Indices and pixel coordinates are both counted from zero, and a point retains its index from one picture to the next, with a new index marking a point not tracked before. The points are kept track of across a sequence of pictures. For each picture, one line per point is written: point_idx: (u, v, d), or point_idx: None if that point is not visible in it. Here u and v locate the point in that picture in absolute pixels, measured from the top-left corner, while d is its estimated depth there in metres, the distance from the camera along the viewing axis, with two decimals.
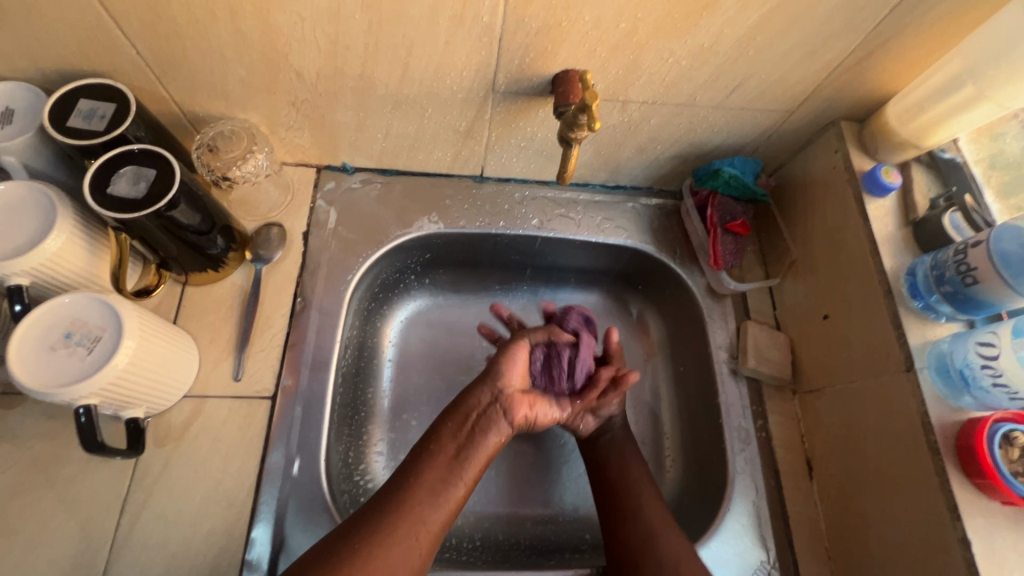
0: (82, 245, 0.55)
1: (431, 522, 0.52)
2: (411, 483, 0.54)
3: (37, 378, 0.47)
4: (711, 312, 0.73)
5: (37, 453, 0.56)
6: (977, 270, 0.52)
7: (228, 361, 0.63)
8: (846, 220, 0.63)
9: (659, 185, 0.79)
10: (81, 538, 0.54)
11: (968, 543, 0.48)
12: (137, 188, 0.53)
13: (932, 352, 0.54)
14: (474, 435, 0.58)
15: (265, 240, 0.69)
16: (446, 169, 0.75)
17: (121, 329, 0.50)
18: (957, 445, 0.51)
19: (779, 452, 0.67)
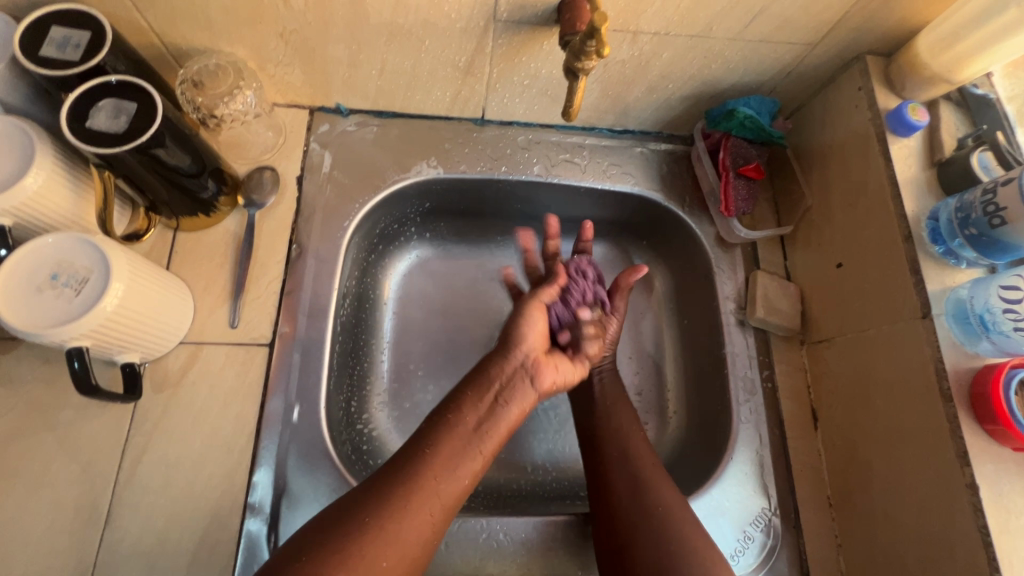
0: (65, 185, 0.53)
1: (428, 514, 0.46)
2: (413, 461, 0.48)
3: (23, 319, 0.45)
4: (720, 262, 0.71)
5: (34, 398, 0.55)
6: (1006, 210, 0.49)
7: (223, 308, 0.61)
8: (866, 163, 0.60)
9: (669, 129, 0.75)
10: (83, 480, 0.54)
11: (976, 489, 0.47)
12: (117, 122, 0.50)
13: (950, 299, 0.52)
14: (498, 409, 0.53)
15: (257, 185, 0.66)
16: (445, 111, 0.71)
17: (108, 271, 0.48)
18: (971, 391, 0.49)
19: (784, 403, 0.66)
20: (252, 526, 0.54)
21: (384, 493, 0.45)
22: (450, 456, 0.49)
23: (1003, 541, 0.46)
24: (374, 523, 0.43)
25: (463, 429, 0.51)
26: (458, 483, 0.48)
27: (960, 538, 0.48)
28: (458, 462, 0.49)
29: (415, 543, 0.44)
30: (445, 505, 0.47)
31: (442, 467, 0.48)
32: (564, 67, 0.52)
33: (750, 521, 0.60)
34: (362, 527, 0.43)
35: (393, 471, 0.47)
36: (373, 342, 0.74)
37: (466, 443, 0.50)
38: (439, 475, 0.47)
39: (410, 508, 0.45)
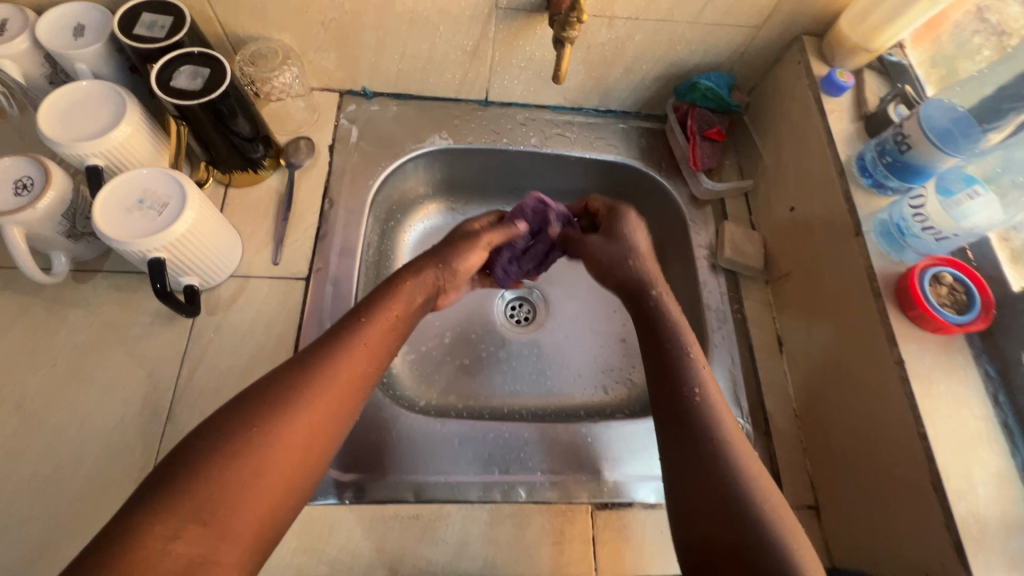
0: (145, 138, 0.64)
1: (337, 402, 0.49)
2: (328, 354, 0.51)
3: (116, 232, 0.56)
4: (693, 216, 0.82)
5: (107, 317, 0.65)
6: (911, 137, 0.60)
7: (267, 249, 0.72)
8: (807, 120, 0.72)
9: (646, 109, 0.88)
10: (149, 383, 0.63)
11: (903, 364, 0.56)
12: (195, 83, 0.62)
13: (877, 220, 0.62)
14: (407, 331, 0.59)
15: (295, 150, 0.78)
16: (454, 93, 0.84)
17: (184, 197, 0.59)
18: (896, 288, 0.59)
19: (752, 330, 0.76)
20: None
21: (282, 386, 0.47)
22: (354, 345, 0.53)
23: (926, 402, 0.54)
24: (269, 401, 0.46)
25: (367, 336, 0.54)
26: (342, 385, 0.50)
27: (895, 407, 0.56)
28: (359, 349, 0.53)
29: (311, 421, 0.47)
30: (346, 399, 0.50)
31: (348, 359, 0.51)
32: (554, 38, 0.65)
33: None
34: (250, 418, 0.45)
35: (300, 366, 0.49)
36: None
37: (359, 337, 0.53)
38: (337, 360, 0.51)
39: (308, 393, 0.48)
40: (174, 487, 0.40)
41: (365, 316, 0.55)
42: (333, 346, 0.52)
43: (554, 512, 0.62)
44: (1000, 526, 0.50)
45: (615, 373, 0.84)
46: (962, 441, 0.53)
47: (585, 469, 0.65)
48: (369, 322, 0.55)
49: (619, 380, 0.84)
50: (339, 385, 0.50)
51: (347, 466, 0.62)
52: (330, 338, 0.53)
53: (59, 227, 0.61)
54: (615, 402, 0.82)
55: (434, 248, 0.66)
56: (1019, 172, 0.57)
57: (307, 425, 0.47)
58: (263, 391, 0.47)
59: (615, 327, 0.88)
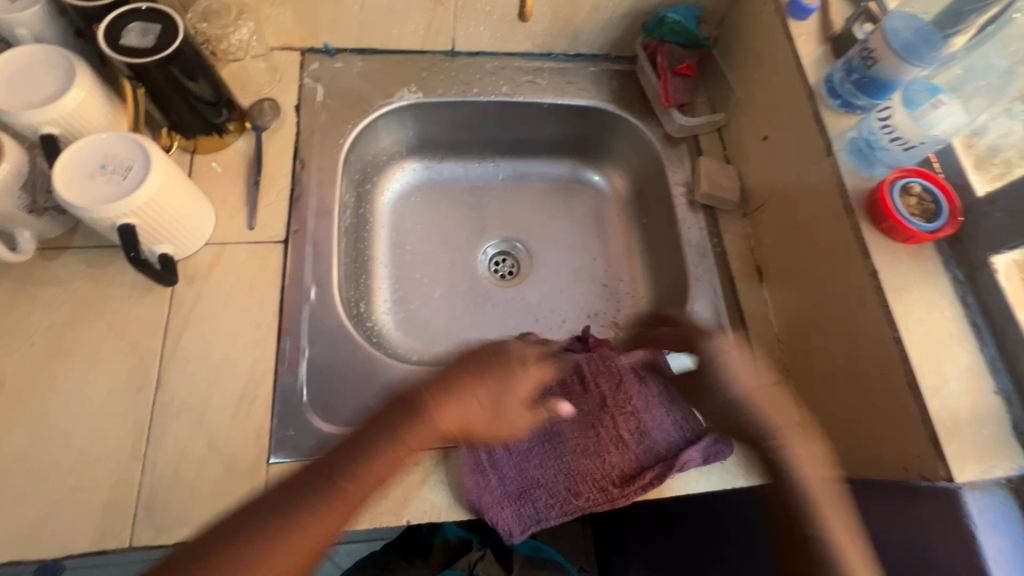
0: (101, 104, 0.61)
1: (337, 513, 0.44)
2: (334, 466, 0.46)
3: (76, 195, 0.54)
4: (669, 155, 0.83)
5: (83, 293, 0.64)
6: (876, 52, 0.61)
7: (241, 214, 0.70)
8: (775, 47, 0.72)
9: (616, 51, 0.87)
10: (134, 356, 0.62)
11: (877, 275, 0.58)
12: (145, 40, 0.59)
13: (847, 139, 0.64)
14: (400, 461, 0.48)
15: (260, 113, 0.75)
16: (420, 45, 0.82)
17: (147, 159, 0.57)
18: (868, 203, 0.61)
19: (732, 261, 0.77)
20: (285, 382, 0.63)
21: (277, 498, 0.43)
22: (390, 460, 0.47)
23: (900, 309, 0.56)
24: (279, 513, 0.43)
25: (383, 441, 0.47)
26: (349, 502, 0.45)
27: (869, 316, 0.58)
28: (383, 463, 0.47)
29: (348, 518, 0.44)
30: (356, 501, 0.45)
31: (359, 479, 0.45)
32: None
33: None
34: (244, 532, 0.41)
35: (318, 483, 0.45)
36: (373, 254, 0.84)
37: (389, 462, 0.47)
38: (344, 480, 0.45)
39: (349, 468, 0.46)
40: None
41: (411, 422, 0.48)
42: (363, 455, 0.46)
43: (552, 447, 0.64)
44: (972, 416, 0.53)
45: (601, 316, 0.86)
46: (933, 342, 0.55)
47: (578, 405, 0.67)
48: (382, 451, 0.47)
49: (605, 322, 0.86)
50: (352, 491, 0.45)
51: (346, 421, 0.63)
52: (350, 453, 0.46)
53: (19, 202, 0.59)
54: None
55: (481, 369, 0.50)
56: (981, 77, 0.59)
57: (324, 531, 0.43)
58: (264, 500, 0.44)
59: (596, 273, 0.89)
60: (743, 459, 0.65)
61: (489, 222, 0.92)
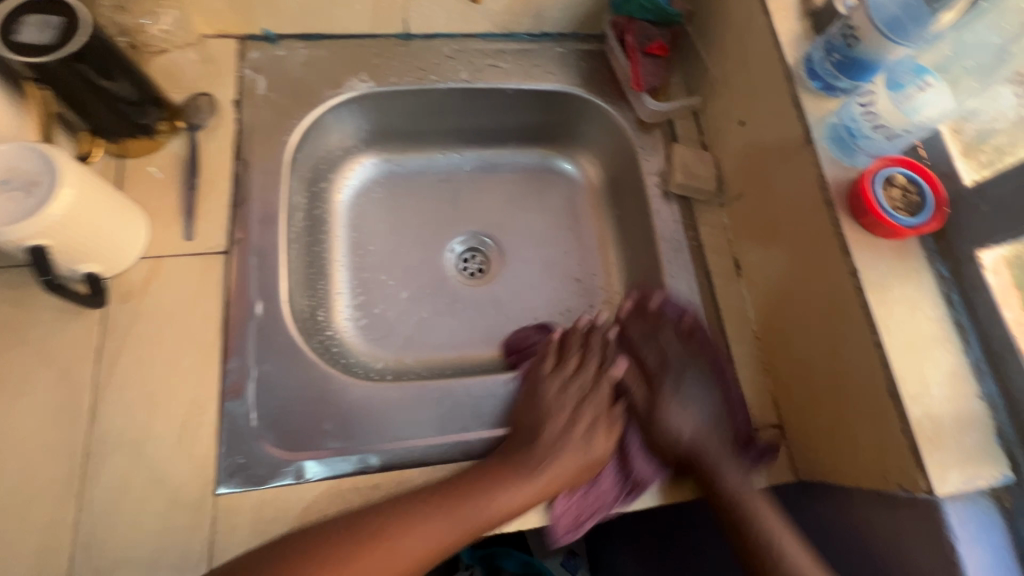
0: (8, 107, 0.55)
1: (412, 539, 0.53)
2: (389, 517, 0.54)
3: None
4: (642, 143, 0.78)
5: (4, 317, 0.58)
6: (858, 30, 0.56)
7: (177, 224, 0.65)
8: (752, 23, 0.67)
9: (584, 28, 0.81)
10: (64, 385, 0.57)
11: (857, 274, 0.54)
12: (44, 35, 0.52)
13: (826, 125, 0.59)
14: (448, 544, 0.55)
15: (195, 110, 0.69)
16: (369, 28, 0.75)
17: (55, 173, 0.51)
18: (848, 196, 0.56)
19: (709, 256, 0.73)
20: (232, 407, 0.59)
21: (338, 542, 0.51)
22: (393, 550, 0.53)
23: (881, 311, 0.53)
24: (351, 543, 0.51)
25: (413, 531, 0.54)
26: (419, 548, 0.54)
27: (849, 318, 0.55)
28: (428, 538, 0.54)
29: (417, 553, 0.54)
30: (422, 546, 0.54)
31: (408, 535, 0.53)
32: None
33: None
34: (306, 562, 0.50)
35: (384, 524, 0.53)
36: (332, 257, 0.79)
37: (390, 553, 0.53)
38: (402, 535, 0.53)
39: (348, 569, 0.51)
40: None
41: (457, 496, 0.56)
42: (513, 488, 0.58)
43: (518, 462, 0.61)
44: (955, 424, 0.50)
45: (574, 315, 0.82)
46: (915, 345, 0.52)
47: None
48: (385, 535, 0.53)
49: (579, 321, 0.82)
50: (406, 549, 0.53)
51: (299, 445, 0.59)
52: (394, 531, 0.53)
53: None
54: None
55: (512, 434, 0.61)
56: (970, 56, 0.56)
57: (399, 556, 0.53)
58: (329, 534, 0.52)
59: (568, 268, 0.85)
60: None
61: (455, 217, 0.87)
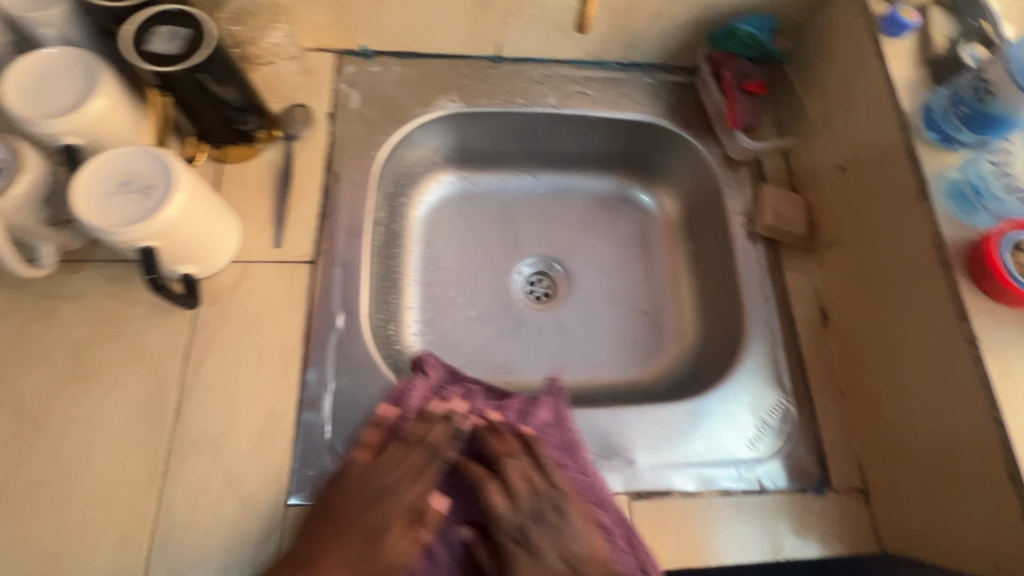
0: (125, 111, 0.57)
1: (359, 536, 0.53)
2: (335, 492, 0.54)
3: (99, 213, 0.51)
4: (728, 180, 0.76)
5: (104, 310, 0.61)
6: (993, 85, 0.54)
7: (268, 231, 0.66)
8: (863, 68, 0.64)
9: (674, 60, 0.79)
10: (153, 381, 0.59)
11: (976, 343, 0.51)
12: (172, 46, 0.55)
13: (945, 180, 0.56)
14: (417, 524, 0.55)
15: (292, 120, 0.71)
16: (463, 49, 0.76)
17: (172, 178, 0.53)
18: (969, 258, 0.53)
19: (795, 303, 0.70)
20: (308, 418, 0.59)
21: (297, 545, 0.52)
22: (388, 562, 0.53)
23: (1003, 384, 0.49)
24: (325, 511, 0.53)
25: (356, 488, 0.55)
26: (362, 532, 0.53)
27: (963, 388, 0.52)
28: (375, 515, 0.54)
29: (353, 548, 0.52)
30: (355, 523, 0.53)
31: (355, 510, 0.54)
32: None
33: (767, 410, 0.65)
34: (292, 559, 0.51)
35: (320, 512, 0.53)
36: (405, 271, 0.80)
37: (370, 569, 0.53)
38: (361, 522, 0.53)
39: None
40: None
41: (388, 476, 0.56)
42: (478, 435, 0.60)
43: None
44: None
45: (642, 350, 0.80)
46: None
47: (618, 457, 0.62)
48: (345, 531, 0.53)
49: (646, 356, 0.80)
50: (355, 526, 0.53)
51: None
52: (349, 489, 0.54)
53: (39, 215, 0.56)
54: (646, 383, 0.78)
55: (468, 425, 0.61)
56: None
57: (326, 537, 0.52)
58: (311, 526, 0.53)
59: (637, 300, 0.83)
60: (798, 528, 0.60)
61: (525, 240, 0.86)
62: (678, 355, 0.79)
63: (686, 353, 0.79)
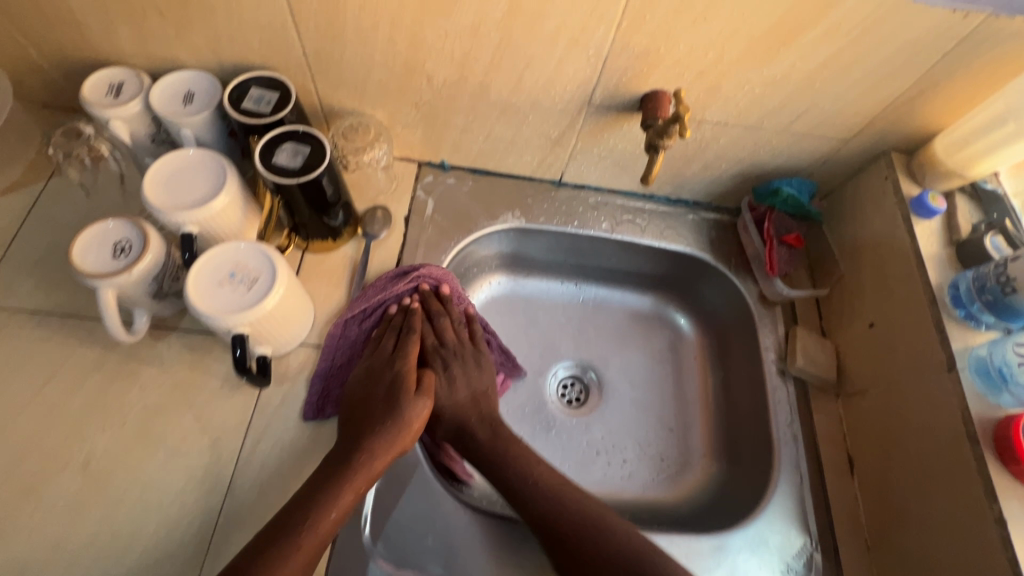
0: (239, 207, 0.65)
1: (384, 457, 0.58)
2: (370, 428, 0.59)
3: (220, 308, 0.57)
4: (761, 316, 0.81)
5: (179, 377, 0.65)
6: (1016, 280, 0.60)
7: (339, 318, 0.72)
8: (894, 240, 0.71)
9: (717, 201, 0.88)
10: (213, 452, 0.62)
11: (1004, 523, 0.54)
12: (294, 160, 0.63)
13: (972, 356, 0.61)
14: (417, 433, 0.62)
15: (371, 220, 0.78)
16: (530, 173, 0.85)
17: (274, 273, 0.59)
18: (996, 438, 0.57)
19: (823, 446, 0.73)
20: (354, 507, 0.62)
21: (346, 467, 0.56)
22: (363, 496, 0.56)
23: None
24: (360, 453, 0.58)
25: (406, 415, 0.61)
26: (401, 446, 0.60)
27: (994, 566, 0.53)
28: (414, 416, 0.61)
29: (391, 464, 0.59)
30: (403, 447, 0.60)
31: (384, 427, 0.59)
32: (643, 124, 0.67)
33: (794, 554, 0.66)
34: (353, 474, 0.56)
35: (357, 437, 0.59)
36: None
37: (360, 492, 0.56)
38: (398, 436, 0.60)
39: (311, 531, 0.53)
40: (281, 546, 0.51)
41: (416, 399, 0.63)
42: (476, 356, 0.72)
43: None
44: None
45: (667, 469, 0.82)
46: None
47: None
48: (375, 454, 0.58)
49: (671, 475, 0.81)
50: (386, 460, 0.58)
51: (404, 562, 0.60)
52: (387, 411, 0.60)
53: (147, 288, 0.62)
54: (670, 504, 0.79)
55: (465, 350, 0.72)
56: None
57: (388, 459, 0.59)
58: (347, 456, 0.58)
59: (664, 416, 0.86)
60: None
61: (563, 344, 0.90)
62: (703, 479, 0.81)
63: (711, 476, 0.81)
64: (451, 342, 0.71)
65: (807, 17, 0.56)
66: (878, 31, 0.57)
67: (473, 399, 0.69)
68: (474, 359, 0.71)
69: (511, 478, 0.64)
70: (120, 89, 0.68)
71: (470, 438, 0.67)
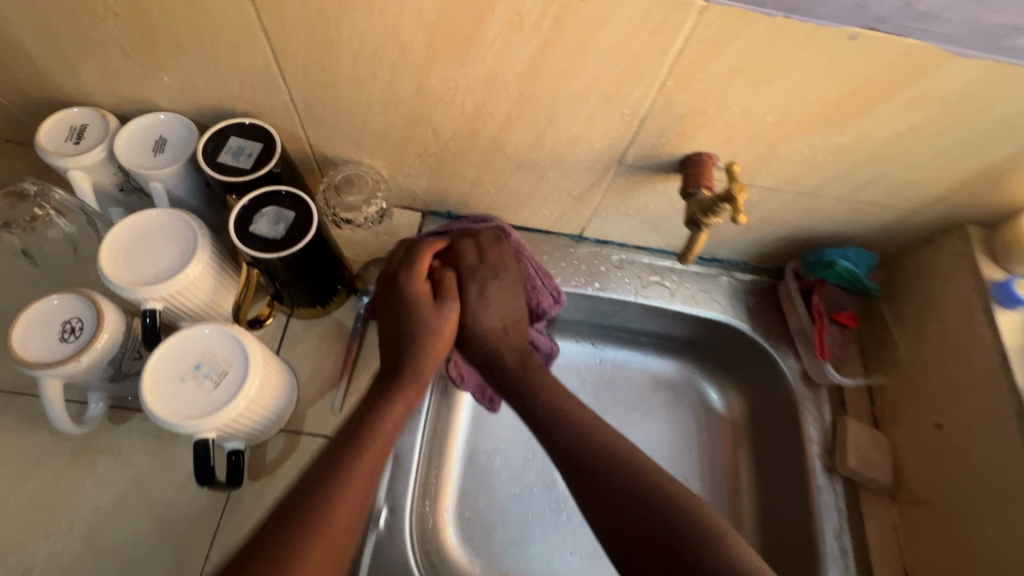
0: (213, 276, 0.56)
1: (387, 431, 0.55)
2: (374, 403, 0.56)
3: (186, 410, 0.48)
4: (805, 400, 0.71)
5: (140, 471, 0.57)
6: None
7: (327, 397, 0.63)
8: (970, 331, 0.62)
9: (756, 262, 0.78)
10: (174, 565, 0.54)
11: None
12: (275, 229, 0.54)
13: None
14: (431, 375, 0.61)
15: (373, 279, 0.70)
16: (546, 226, 0.76)
17: (246, 365, 0.51)
18: None
19: (877, 564, 0.63)
20: None
21: (346, 448, 0.52)
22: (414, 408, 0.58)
23: None
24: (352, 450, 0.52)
25: (413, 354, 0.59)
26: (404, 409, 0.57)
27: None
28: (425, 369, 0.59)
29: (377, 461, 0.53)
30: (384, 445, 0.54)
31: (393, 398, 0.57)
32: (683, 191, 0.57)
33: None
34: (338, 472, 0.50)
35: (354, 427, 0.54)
36: (449, 441, 0.75)
37: (412, 401, 0.58)
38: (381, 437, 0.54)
39: (328, 512, 0.48)
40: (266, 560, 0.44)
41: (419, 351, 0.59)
42: (516, 289, 0.65)
43: None
44: None
45: None
46: None
47: None
48: (374, 434, 0.54)
49: None
50: (388, 436, 0.55)
51: None
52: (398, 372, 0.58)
53: (102, 372, 0.53)
54: None
55: (505, 270, 0.65)
56: None
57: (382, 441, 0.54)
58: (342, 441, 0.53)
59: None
60: None
61: None
62: None
63: None
64: (490, 260, 0.65)
65: (892, 83, 0.46)
66: (978, 102, 0.48)
67: (505, 328, 0.64)
68: (514, 284, 0.65)
69: (539, 408, 0.59)
70: (81, 133, 0.59)
71: (499, 365, 0.63)
